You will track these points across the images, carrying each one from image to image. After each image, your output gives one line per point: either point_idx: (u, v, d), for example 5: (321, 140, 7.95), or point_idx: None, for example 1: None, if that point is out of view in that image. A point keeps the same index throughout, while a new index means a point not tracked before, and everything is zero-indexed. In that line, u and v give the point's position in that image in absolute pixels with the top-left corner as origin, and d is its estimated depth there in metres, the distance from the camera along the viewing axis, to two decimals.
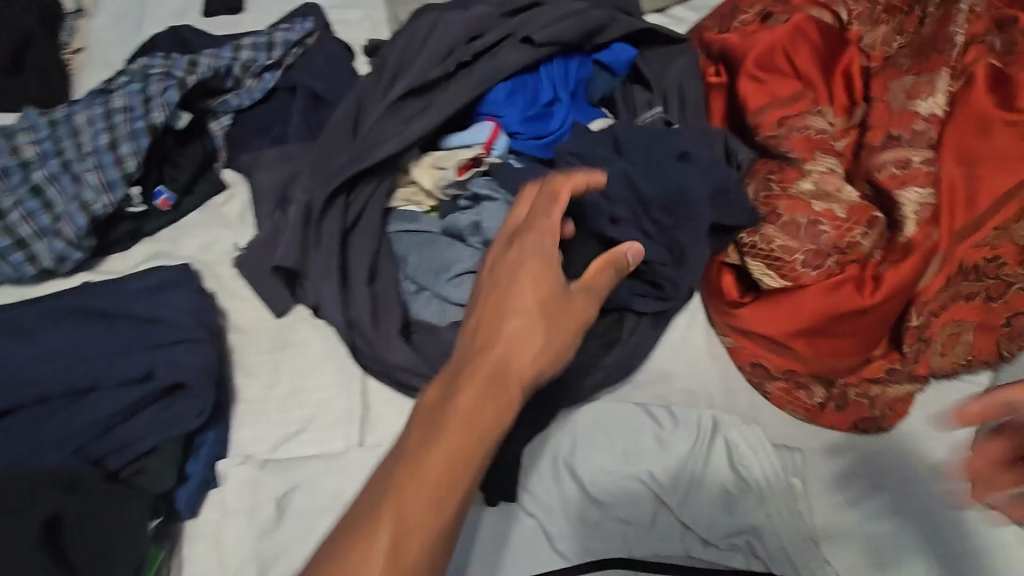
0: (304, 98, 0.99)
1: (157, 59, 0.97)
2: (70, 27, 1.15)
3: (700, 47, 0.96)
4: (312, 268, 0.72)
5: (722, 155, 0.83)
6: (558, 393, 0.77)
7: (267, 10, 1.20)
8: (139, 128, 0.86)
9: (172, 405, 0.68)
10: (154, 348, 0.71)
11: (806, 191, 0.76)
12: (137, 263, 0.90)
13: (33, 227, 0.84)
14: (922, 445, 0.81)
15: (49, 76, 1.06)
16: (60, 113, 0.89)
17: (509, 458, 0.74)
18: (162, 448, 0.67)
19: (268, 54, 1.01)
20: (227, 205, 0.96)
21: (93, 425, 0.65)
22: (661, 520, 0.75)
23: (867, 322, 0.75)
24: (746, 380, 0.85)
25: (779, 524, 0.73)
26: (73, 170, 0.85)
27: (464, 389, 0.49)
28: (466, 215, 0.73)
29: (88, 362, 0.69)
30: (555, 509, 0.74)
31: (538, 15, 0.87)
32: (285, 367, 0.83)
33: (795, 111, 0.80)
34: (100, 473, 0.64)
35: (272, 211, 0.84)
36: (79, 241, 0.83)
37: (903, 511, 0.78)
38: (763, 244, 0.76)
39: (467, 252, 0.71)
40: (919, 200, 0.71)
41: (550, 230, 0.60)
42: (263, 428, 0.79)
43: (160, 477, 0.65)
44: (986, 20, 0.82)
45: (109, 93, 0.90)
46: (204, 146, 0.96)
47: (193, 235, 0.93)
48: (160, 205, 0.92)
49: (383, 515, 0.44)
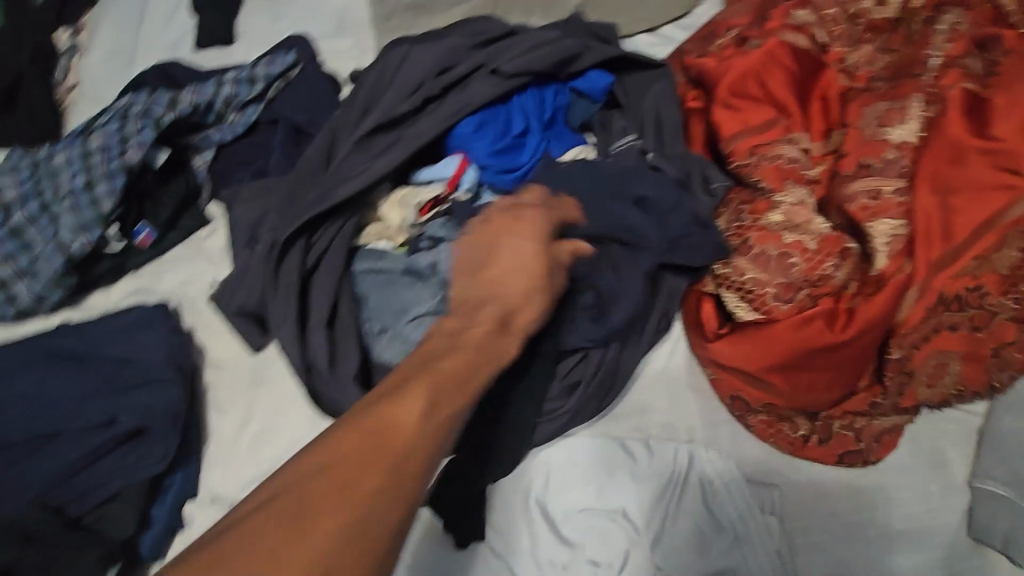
0: (285, 130, 0.99)
1: (141, 96, 0.98)
2: (63, 65, 1.17)
3: (680, 70, 0.92)
4: (271, 315, 0.73)
5: (697, 182, 0.82)
6: (517, 436, 0.74)
7: (255, 39, 1.20)
8: (115, 168, 0.89)
9: (138, 448, 0.71)
10: (121, 391, 0.73)
11: (776, 222, 0.75)
12: (121, 298, 0.91)
13: (13, 267, 0.87)
14: (911, 481, 0.78)
15: (40, 114, 1.09)
16: (42, 155, 0.92)
17: (469, 497, 0.73)
18: (126, 493, 0.70)
19: (250, 88, 1.01)
20: (210, 239, 0.96)
21: (55, 472, 0.68)
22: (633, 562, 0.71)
23: (843, 356, 0.72)
24: (728, 412, 0.81)
25: (755, 565, 0.71)
26: (51, 212, 0.88)
27: (408, 399, 0.45)
28: (426, 255, 0.75)
29: (57, 406, 0.72)
30: (523, 549, 0.72)
31: (509, 46, 0.86)
32: (258, 404, 0.82)
33: (767, 139, 0.79)
34: (60, 521, 0.66)
35: (245, 248, 0.85)
36: (57, 281, 0.86)
37: (889, 553, 0.75)
38: (735, 276, 0.76)
39: (426, 293, 0.72)
40: (890, 229, 0.72)
41: (486, 245, 0.61)
42: (232, 468, 0.79)
43: (120, 523, 0.67)
44: (967, 39, 0.79)
45: (89, 133, 0.93)
46: (187, 180, 0.97)
47: (174, 271, 0.93)
48: (140, 243, 0.93)
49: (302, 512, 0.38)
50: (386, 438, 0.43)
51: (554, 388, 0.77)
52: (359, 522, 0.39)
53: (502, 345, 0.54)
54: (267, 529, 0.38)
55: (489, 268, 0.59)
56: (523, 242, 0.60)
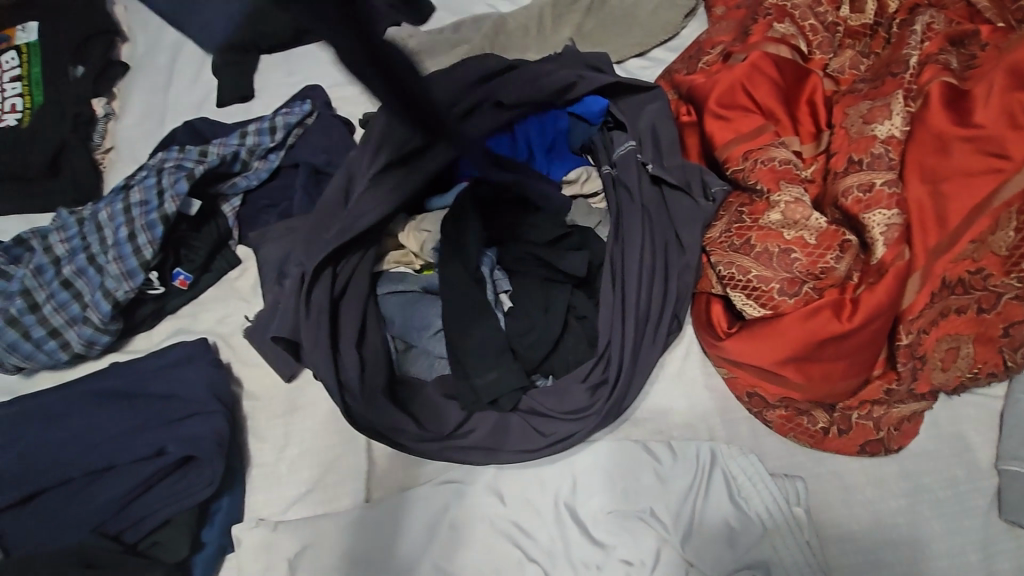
0: (306, 173, 1.07)
1: (171, 153, 1.06)
2: (101, 130, 1.27)
3: (672, 88, 0.99)
4: (303, 339, 0.77)
5: (696, 191, 0.86)
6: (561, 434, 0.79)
7: (275, 93, 1.30)
8: (154, 219, 0.96)
9: (185, 476, 0.75)
10: (168, 424, 0.78)
11: (775, 221, 0.79)
12: (161, 340, 0.98)
13: (65, 316, 0.94)
14: (934, 463, 0.79)
15: (82, 177, 1.18)
16: (87, 212, 1.00)
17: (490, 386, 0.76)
18: (177, 519, 0.74)
19: (271, 137, 1.09)
20: (241, 279, 1.03)
21: (110, 503, 0.73)
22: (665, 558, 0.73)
23: (853, 345, 0.75)
24: (746, 409, 0.83)
25: (787, 557, 0.72)
26: (98, 263, 0.95)
27: None
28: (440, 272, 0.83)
29: (109, 442, 0.77)
30: (557, 552, 0.75)
31: (511, 79, 0.92)
32: (295, 429, 0.87)
33: (758, 145, 0.83)
34: (118, 547, 0.71)
35: (274, 284, 0.91)
36: (105, 325, 0.92)
37: (920, 532, 0.75)
38: (740, 275, 0.79)
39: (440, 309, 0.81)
40: (885, 221, 0.73)
41: None
42: (275, 490, 0.83)
43: (174, 546, 0.72)
44: (942, 37, 0.84)
45: (128, 188, 1.01)
46: (218, 227, 1.04)
47: (209, 310, 1.00)
48: (178, 285, 1.00)
49: None
50: None
51: (577, 390, 0.79)
52: None
53: None
54: None
55: None
56: None
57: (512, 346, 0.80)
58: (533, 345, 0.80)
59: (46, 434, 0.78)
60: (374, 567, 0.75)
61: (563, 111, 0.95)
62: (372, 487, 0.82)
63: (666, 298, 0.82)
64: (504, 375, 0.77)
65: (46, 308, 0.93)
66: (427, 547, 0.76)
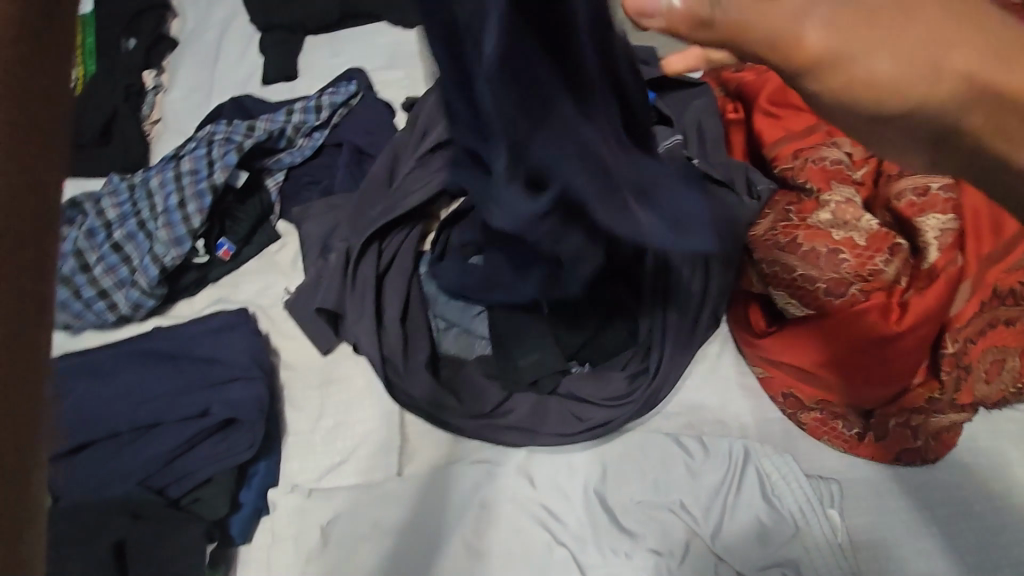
0: (349, 152, 1.09)
1: (220, 126, 1.08)
2: (150, 101, 1.30)
3: (719, 85, 0.99)
4: (347, 311, 0.80)
5: (741, 188, 0.86)
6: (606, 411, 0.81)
7: (319, 74, 1.32)
8: (203, 188, 0.98)
9: (227, 438, 0.78)
10: (212, 387, 0.80)
11: (824, 221, 0.77)
12: (202, 308, 1.00)
13: (113, 279, 0.96)
14: (971, 475, 0.78)
15: (131, 145, 1.21)
16: (138, 179, 1.02)
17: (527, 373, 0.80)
18: (218, 478, 0.76)
19: (317, 115, 1.11)
20: (280, 252, 1.04)
21: (155, 459, 0.75)
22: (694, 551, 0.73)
23: (897, 350, 0.74)
24: (780, 410, 0.83)
25: (817, 557, 0.71)
26: (147, 229, 0.98)
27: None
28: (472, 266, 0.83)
29: (154, 400, 0.79)
30: (586, 536, 0.75)
31: None
32: (329, 401, 0.88)
33: (810, 144, 0.82)
34: (162, 501, 0.73)
35: (316, 258, 0.93)
36: (151, 289, 0.95)
37: (955, 544, 0.74)
38: (785, 274, 0.77)
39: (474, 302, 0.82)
40: (940, 225, 0.74)
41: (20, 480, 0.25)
42: (309, 459, 0.84)
43: (214, 505, 0.75)
44: None
45: (178, 158, 1.03)
46: (262, 201, 1.06)
47: (249, 282, 1.02)
48: (221, 255, 1.02)
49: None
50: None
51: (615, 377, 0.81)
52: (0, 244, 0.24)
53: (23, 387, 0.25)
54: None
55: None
56: None
57: (553, 331, 0.81)
58: (573, 329, 0.80)
59: (95, 389, 0.80)
60: (404, 539, 0.76)
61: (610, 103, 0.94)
62: (404, 462, 0.84)
63: (706, 295, 0.83)
64: (543, 359, 0.80)
65: (96, 269, 0.96)
66: (458, 521, 0.77)
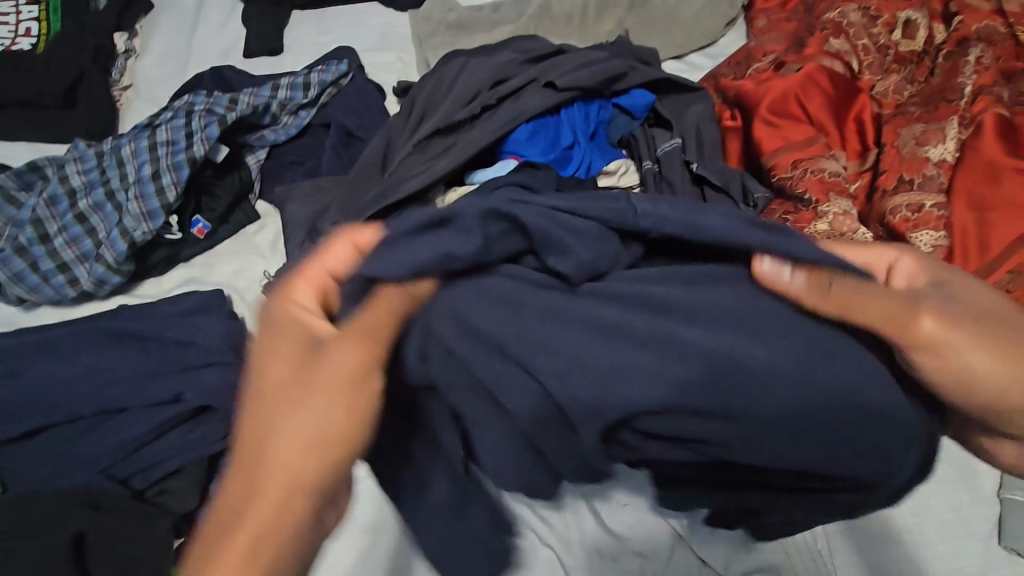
0: (337, 133, 1.05)
1: (200, 97, 1.02)
2: (120, 65, 1.22)
3: (717, 92, 0.99)
4: None
5: (738, 195, 0.84)
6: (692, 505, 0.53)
7: (305, 49, 1.27)
8: (181, 161, 0.92)
9: (200, 426, 0.73)
10: (184, 371, 0.75)
11: (821, 232, 0.77)
12: (171, 289, 0.94)
13: (75, 252, 0.90)
14: (941, 487, 0.81)
15: (97, 109, 1.13)
16: (108, 146, 0.96)
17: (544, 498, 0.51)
18: (188, 469, 0.72)
19: (305, 93, 1.07)
20: (259, 234, 0.99)
21: (120, 446, 0.70)
22: (679, 556, 0.73)
23: None
24: None
25: (800, 563, 0.73)
26: (117, 200, 0.91)
27: (334, 349, 0.41)
28: None
29: (120, 383, 0.74)
30: (572, 540, 0.73)
31: (560, 64, 0.94)
32: None
33: (808, 155, 0.82)
34: (126, 493, 0.68)
35: (302, 241, 0.89)
36: (118, 265, 0.88)
37: (926, 550, 0.77)
38: None
39: None
40: (932, 241, 0.72)
41: (333, 386, 0.41)
42: None
43: (184, 497, 0.70)
44: (994, 72, 0.85)
45: (154, 127, 0.97)
46: (241, 177, 1.00)
47: (225, 263, 0.96)
48: (196, 233, 0.96)
49: (310, 362, 0.42)
50: (298, 450, 0.40)
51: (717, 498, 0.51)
52: (311, 468, 0.40)
53: (332, 408, 0.41)
54: (264, 406, 0.41)
55: (275, 461, 0.40)
56: (284, 452, 0.40)
57: None
58: None
59: (56, 369, 0.75)
60: None
61: (609, 103, 0.95)
62: None
63: None
64: None
65: (57, 240, 0.90)
66: None
